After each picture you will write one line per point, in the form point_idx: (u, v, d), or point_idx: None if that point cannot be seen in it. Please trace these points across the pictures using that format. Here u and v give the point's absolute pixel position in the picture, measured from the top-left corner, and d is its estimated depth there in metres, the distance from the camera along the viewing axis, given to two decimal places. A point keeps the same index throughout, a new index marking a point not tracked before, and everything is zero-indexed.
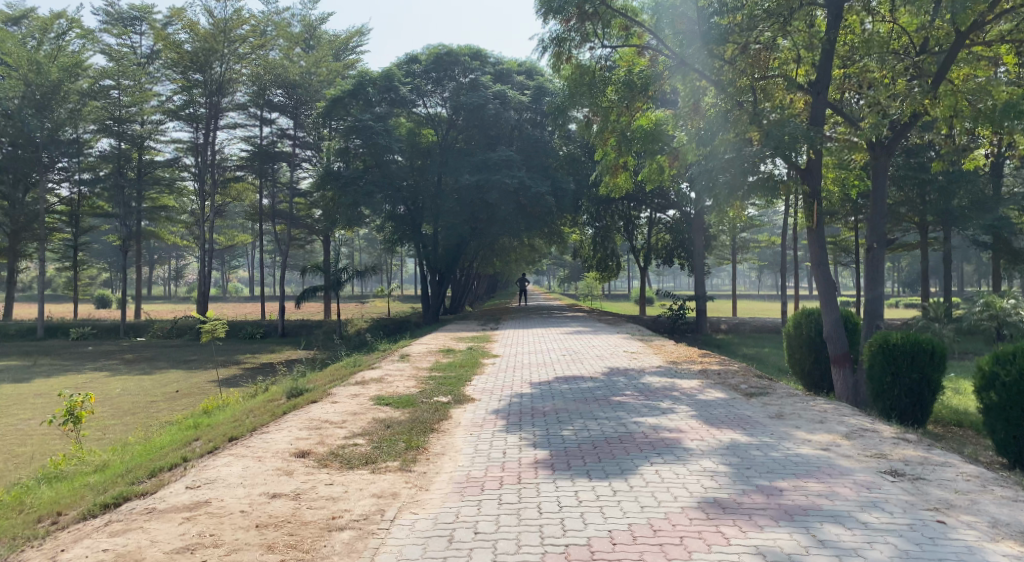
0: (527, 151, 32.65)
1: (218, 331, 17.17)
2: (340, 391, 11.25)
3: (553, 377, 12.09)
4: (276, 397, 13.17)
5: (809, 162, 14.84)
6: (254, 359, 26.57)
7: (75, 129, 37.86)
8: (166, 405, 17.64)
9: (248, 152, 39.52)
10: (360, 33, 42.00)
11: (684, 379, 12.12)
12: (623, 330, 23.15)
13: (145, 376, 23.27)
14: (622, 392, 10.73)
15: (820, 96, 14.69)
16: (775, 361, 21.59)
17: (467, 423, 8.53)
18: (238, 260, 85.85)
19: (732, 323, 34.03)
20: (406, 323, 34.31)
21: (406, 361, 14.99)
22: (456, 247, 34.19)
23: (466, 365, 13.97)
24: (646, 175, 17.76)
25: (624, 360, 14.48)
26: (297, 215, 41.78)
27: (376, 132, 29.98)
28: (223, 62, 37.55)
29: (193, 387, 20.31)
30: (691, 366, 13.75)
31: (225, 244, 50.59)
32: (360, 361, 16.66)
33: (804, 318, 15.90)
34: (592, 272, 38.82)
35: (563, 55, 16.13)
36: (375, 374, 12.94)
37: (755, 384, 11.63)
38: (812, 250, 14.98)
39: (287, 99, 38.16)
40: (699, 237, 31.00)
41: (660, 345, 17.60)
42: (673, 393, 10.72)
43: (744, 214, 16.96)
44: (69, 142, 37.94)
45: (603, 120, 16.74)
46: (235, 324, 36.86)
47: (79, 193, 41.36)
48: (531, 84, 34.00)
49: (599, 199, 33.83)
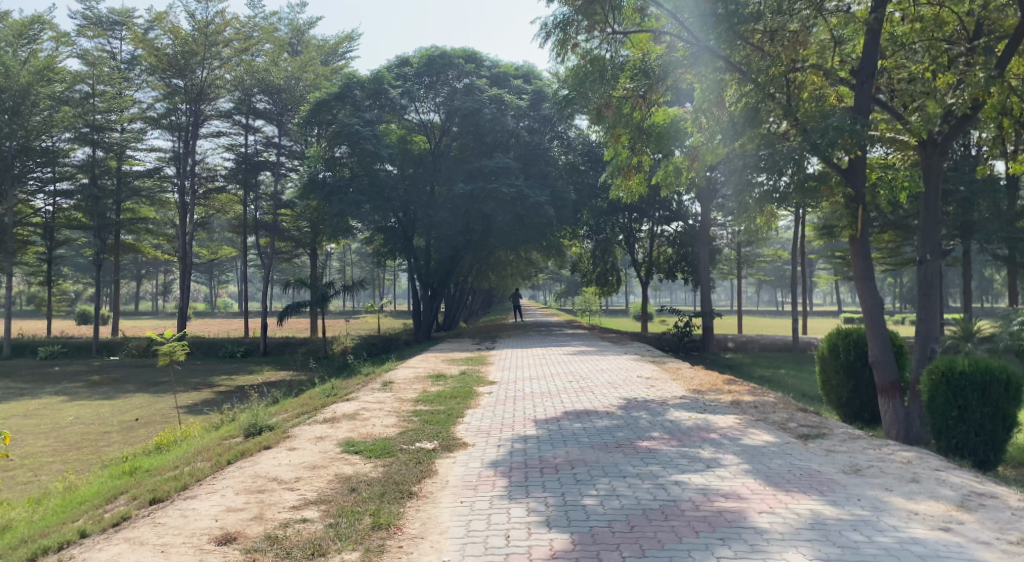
0: (525, 159, 30.65)
1: (177, 353, 15.03)
2: (303, 431, 9.27)
3: (561, 412, 10.11)
4: (233, 434, 11.17)
5: (852, 161, 12.95)
6: (232, 382, 24.51)
7: (49, 137, 36.05)
8: (121, 437, 15.53)
9: (233, 162, 37.64)
10: (350, 38, 40.20)
11: (718, 414, 10.18)
12: (631, 351, 21.17)
13: (108, 400, 21.21)
14: (649, 435, 8.79)
15: (865, 87, 12.90)
16: (797, 384, 19.62)
17: (457, 485, 6.56)
18: (226, 275, 83.63)
19: (740, 341, 32.10)
20: (396, 341, 32.31)
21: (388, 389, 12.99)
22: (449, 259, 32.18)
23: (458, 396, 11.94)
24: (661, 179, 15.84)
25: (641, 389, 12.50)
26: (282, 227, 39.74)
27: (364, 137, 28.10)
28: (205, 67, 35.43)
29: (156, 415, 18.20)
30: (719, 397, 11.81)
31: (209, 257, 48.51)
32: (337, 388, 14.63)
33: (840, 340, 13.98)
34: (592, 288, 36.82)
35: (568, 43, 14.29)
36: (350, 408, 10.94)
37: (805, 422, 9.70)
38: (855, 260, 13.07)
39: (272, 106, 36.61)
40: (705, 250, 28.89)
41: (677, 369, 15.60)
42: (710, 434, 8.79)
43: (775, 225, 15.12)
44: (43, 151, 36.05)
45: (615, 115, 14.84)
46: (216, 342, 34.78)
47: (56, 206, 39.27)
48: (530, 88, 32.06)
49: (600, 211, 31.82)
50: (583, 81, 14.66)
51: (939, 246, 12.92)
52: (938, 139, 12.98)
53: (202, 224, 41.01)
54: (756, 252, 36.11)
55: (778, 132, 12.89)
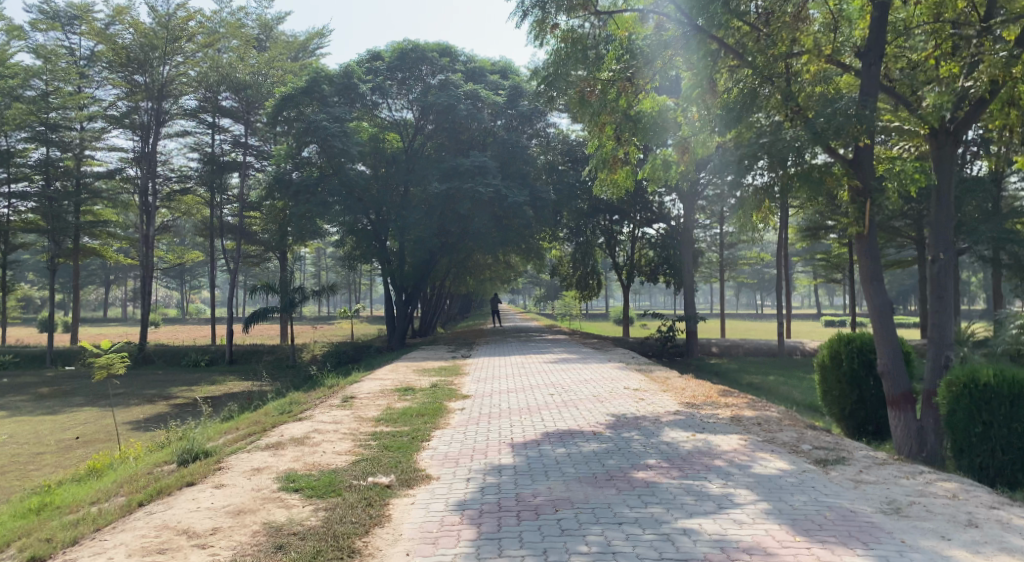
0: (502, 158, 29.31)
1: (116, 366, 13.50)
2: (237, 461, 7.90)
3: (541, 434, 8.82)
4: (166, 461, 9.76)
5: (858, 152, 11.81)
6: (190, 394, 22.99)
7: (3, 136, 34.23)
8: (55, 461, 13.99)
9: (198, 162, 35.97)
10: (321, 34, 38.66)
11: (719, 435, 8.94)
12: (615, 358, 19.91)
13: (51, 416, 19.61)
14: (644, 463, 7.51)
15: (872, 68, 11.79)
16: (790, 391, 18.50)
17: (413, 540, 5.29)
18: (198, 280, 81.41)
19: (724, 346, 31.03)
20: (367, 348, 30.89)
21: (347, 406, 11.59)
22: (424, 262, 30.70)
23: (425, 414, 10.58)
24: (649, 173, 14.56)
25: (630, 404, 11.23)
26: (250, 230, 38.14)
27: (332, 134, 26.58)
28: (168, 63, 33.82)
29: (100, 432, 16.64)
30: (717, 413, 10.62)
31: (173, 262, 46.69)
32: (294, 404, 13.23)
33: (842, 346, 12.81)
34: (571, 292, 35.59)
35: (546, 23, 13.12)
36: (301, 429, 9.61)
37: (820, 443, 8.53)
38: (862, 260, 11.94)
39: (237, 103, 34.80)
40: (688, 252, 27.64)
41: (666, 378, 14.39)
42: (715, 461, 7.52)
43: (773, 223, 13.89)
44: None
45: (600, 102, 13.66)
46: (178, 351, 33.15)
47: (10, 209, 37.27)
48: (506, 84, 30.62)
49: (580, 212, 30.55)
50: (562, 63, 13.44)
51: (952, 244, 11.80)
52: (951, 127, 11.90)
53: (166, 227, 39.20)
54: (740, 254, 34.95)
55: (780, 119, 11.73)
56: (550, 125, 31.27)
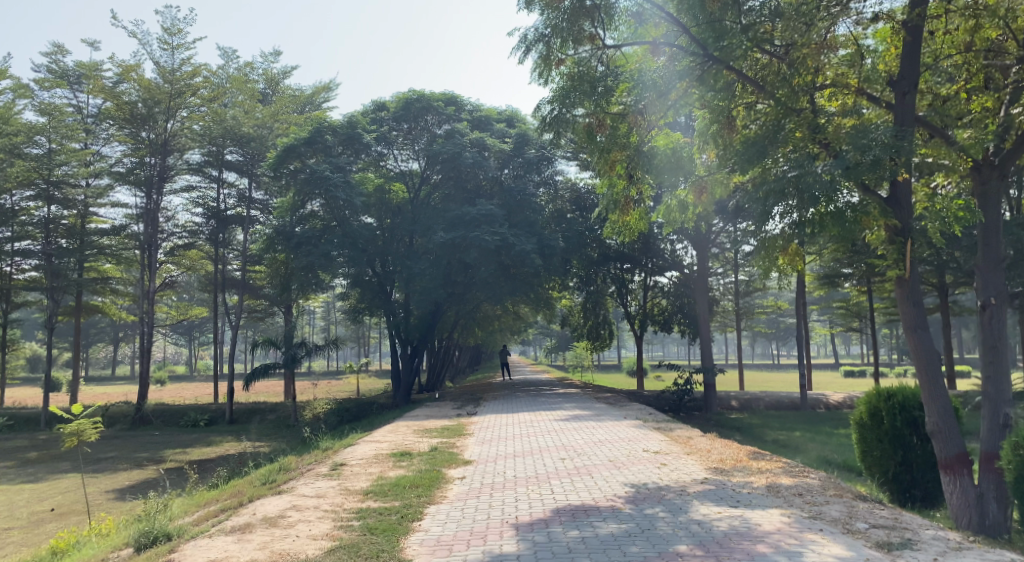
0: (509, 207, 28.44)
1: (88, 433, 12.42)
2: (194, 549, 6.76)
3: (550, 512, 7.64)
4: (125, 546, 8.58)
5: (895, 188, 10.75)
6: (182, 457, 21.83)
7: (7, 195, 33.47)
8: (20, 540, 12.73)
9: (200, 217, 35.19)
10: (327, 87, 38.33)
11: (757, 510, 7.79)
12: (630, 414, 18.69)
13: (30, 485, 18.42)
14: (674, 550, 6.34)
15: (907, 97, 10.84)
16: (820, 449, 17.15)
17: None
18: (207, 336, 80.42)
19: (744, 399, 29.55)
20: (372, 405, 29.71)
21: (334, 476, 10.39)
22: (431, 313, 29.67)
23: (420, 485, 9.40)
24: (663, 215, 13.45)
25: (651, 471, 9.99)
26: (253, 285, 37.25)
27: (334, 185, 25.76)
28: (171, 117, 33.29)
29: (78, 504, 15.46)
30: (751, 481, 9.44)
31: (177, 319, 45.74)
32: (281, 471, 12.11)
33: (882, 402, 11.56)
34: (583, 343, 34.42)
35: (550, 59, 12.28)
36: (279, 505, 8.49)
37: (877, 519, 7.37)
38: (903, 306, 10.75)
39: (243, 156, 34.10)
40: (703, 301, 26.30)
41: (688, 438, 13.19)
42: (758, 547, 6.37)
43: (801, 267, 12.77)
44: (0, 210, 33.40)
45: (608, 138, 12.62)
46: (177, 410, 32.05)
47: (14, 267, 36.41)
48: (513, 132, 29.88)
49: (591, 261, 29.54)
50: (567, 97, 12.41)
51: (1004, 287, 10.64)
52: (996, 160, 10.83)
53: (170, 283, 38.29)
54: (757, 302, 33.63)
55: (808, 152, 10.70)
56: (558, 172, 30.39)
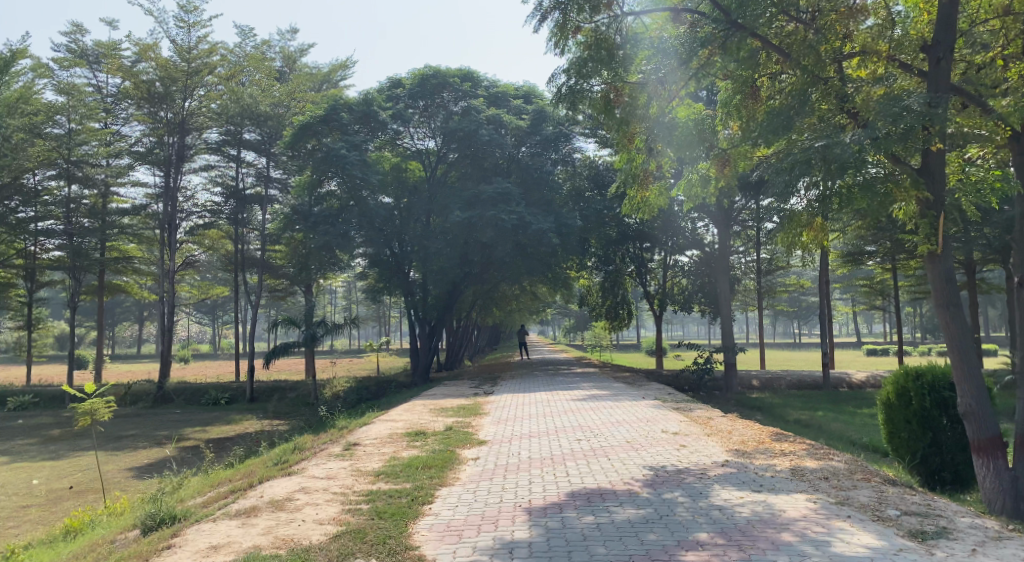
0: (527, 185, 28.04)
1: (101, 413, 12.35)
2: (198, 534, 6.56)
3: (563, 496, 7.36)
4: (133, 528, 8.45)
5: (928, 160, 10.25)
6: (202, 436, 21.85)
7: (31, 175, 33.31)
8: (36, 518, 12.69)
9: (218, 196, 35.10)
10: (344, 65, 37.93)
11: (780, 495, 7.49)
12: (648, 394, 18.39)
13: (51, 463, 18.53)
14: (694, 537, 6.06)
15: (943, 64, 10.29)
16: (842, 430, 16.81)
17: None
18: (229, 315, 80.93)
19: (766, 378, 29.13)
20: (390, 384, 29.66)
21: (346, 456, 10.18)
22: (449, 292, 29.47)
23: (433, 466, 9.18)
24: (683, 191, 12.96)
25: (670, 453, 9.69)
26: (271, 264, 37.22)
27: (350, 163, 25.46)
28: (188, 96, 32.95)
29: (96, 482, 15.49)
30: (773, 464, 9.14)
31: (198, 297, 45.89)
32: (295, 451, 11.98)
33: (910, 382, 11.15)
34: (602, 323, 34.12)
35: (567, 28, 11.79)
36: (288, 487, 8.31)
37: (908, 505, 7.03)
38: (934, 282, 10.29)
39: (260, 135, 33.81)
40: (723, 281, 25.77)
41: (707, 419, 12.88)
42: (782, 535, 6.07)
43: (826, 243, 12.31)
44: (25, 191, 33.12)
45: (627, 111, 12.21)
46: (198, 388, 32.24)
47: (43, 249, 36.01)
48: (530, 108, 29.38)
49: (609, 239, 29.11)
50: (584, 67, 11.90)
51: None
52: None
53: (191, 262, 38.31)
54: (779, 280, 33.05)
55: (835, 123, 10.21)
56: (576, 149, 29.88)
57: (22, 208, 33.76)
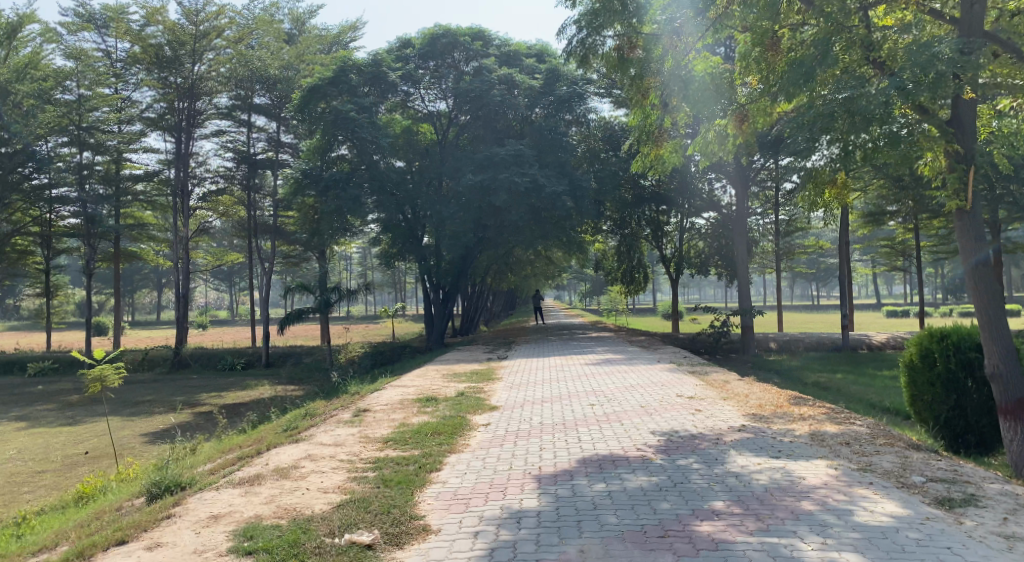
0: (541, 146, 27.58)
1: (111, 379, 12.27)
2: (199, 503, 6.41)
3: (575, 463, 7.14)
4: (140, 495, 8.33)
5: (959, 112, 9.81)
6: (217, 401, 21.88)
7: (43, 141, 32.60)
8: (51, 483, 12.67)
9: (230, 162, 34.85)
10: (354, 27, 37.29)
11: (800, 461, 7.23)
12: (664, 358, 18.15)
13: (67, 428, 18.60)
14: (710, 506, 5.81)
15: (976, 9, 9.74)
16: (862, 392, 16.52)
17: None
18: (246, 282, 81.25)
19: (783, 341, 28.79)
20: (405, 349, 29.60)
21: (355, 423, 10.02)
22: (463, 257, 29.25)
23: (442, 433, 8.99)
24: (699, 148, 12.55)
25: (686, 418, 9.45)
26: (285, 230, 37.09)
27: (360, 125, 25.07)
28: (197, 60, 32.10)
29: (112, 447, 15.50)
30: (792, 429, 8.88)
31: (213, 264, 45.96)
32: (305, 418, 11.86)
33: (934, 344, 10.78)
34: (618, 287, 33.82)
35: None
36: (295, 454, 8.15)
37: (933, 471, 6.74)
38: (962, 238, 9.87)
39: (271, 99, 33.39)
40: (740, 243, 25.22)
41: (724, 383, 12.63)
42: (802, 503, 5.82)
43: (848, 202, 11.90)
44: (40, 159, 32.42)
45: (644, 61, 11.75)
46: (214, 354, 32.37)
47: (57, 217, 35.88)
48: (543, 67, 28.84)
49: (625, 202, 28.64)
50: (595, 19, 11.62)
51: None
52: None
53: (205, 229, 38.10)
54: (798, 241, 32.53)
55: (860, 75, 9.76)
56: (591, 110, 29.29)
57: (37, 176, 33.28)
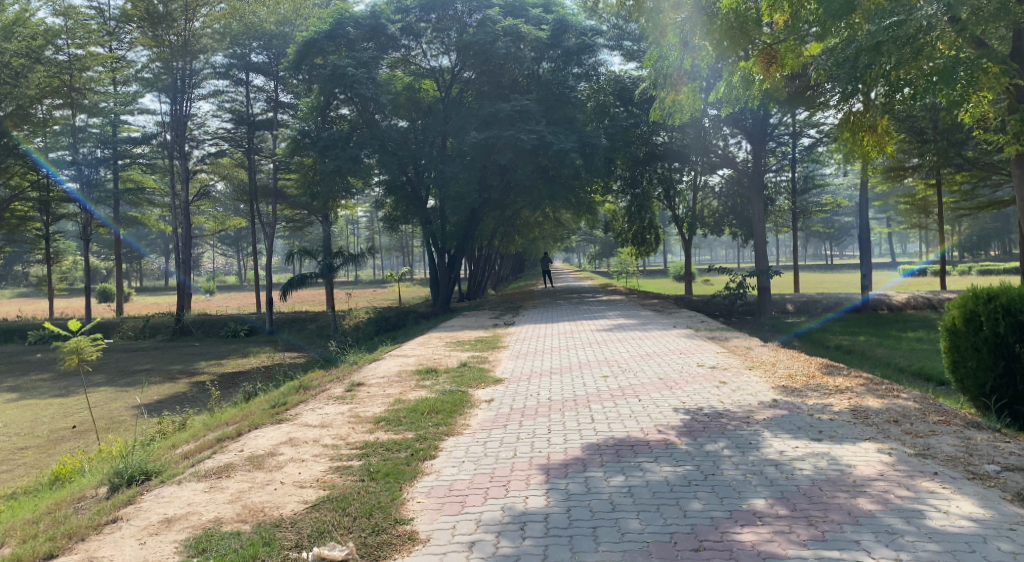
0: (548, 103, 26.10)
1: (88, 351, 11.43)
2: (156, 501, 5.55)
3: (588, 450, 6.22)
4: (104, 484, 7.47)
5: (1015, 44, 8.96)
6: (216, 370, 21.10)
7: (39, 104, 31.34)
8: (28, 462, 11.85)
9: (227, 122, 33.68)
10: None
11: (846, 445, 6.31)
12: (679, 322, 17.20)
13: (57, 401, 17.78)
14: (749, 506, 4.93)
15: None
16: (888, 356, 15.56)
17: None
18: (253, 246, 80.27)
19: (800, 302, 27.76)
20: (410, 313, 28.74)
21: (346, 400, 9.15)
22: (469, 218, 28.16)
23: (439, 411, 8.10)
24: (723, 95, 11.38)
25: (709, 392, 8.53)
26: (286, 193, 36.02)
27: (358, 81, 23.83)
28: (191, 16, 30.76)
29: (101, 421, 14.70)
30: (829, 404, 7.95)
31: (216, 229, 45.01)
32: (297, 391, 10.99)
33: (980, 305, 9.52)
34: (627, 249, 32.79)
35: None
36: (275, 438, 7.30)
37: (1002, 458, 5.79)
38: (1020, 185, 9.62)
39: (267, 57, 32.08)
40: (758, 203, 23.90)
41: (747, 350, 11.68)
42: (860, 502, 4.94)
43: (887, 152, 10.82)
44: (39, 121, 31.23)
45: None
46: (216, 320, 31.62)
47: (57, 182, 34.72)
48: (550, 18, 27.40)
49: (636, 159, 27.39)
50: None
51: None
52: None
53: (205, 193, 36.99)
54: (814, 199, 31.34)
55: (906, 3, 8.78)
56: (600, 64, 28.04)
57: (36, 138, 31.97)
